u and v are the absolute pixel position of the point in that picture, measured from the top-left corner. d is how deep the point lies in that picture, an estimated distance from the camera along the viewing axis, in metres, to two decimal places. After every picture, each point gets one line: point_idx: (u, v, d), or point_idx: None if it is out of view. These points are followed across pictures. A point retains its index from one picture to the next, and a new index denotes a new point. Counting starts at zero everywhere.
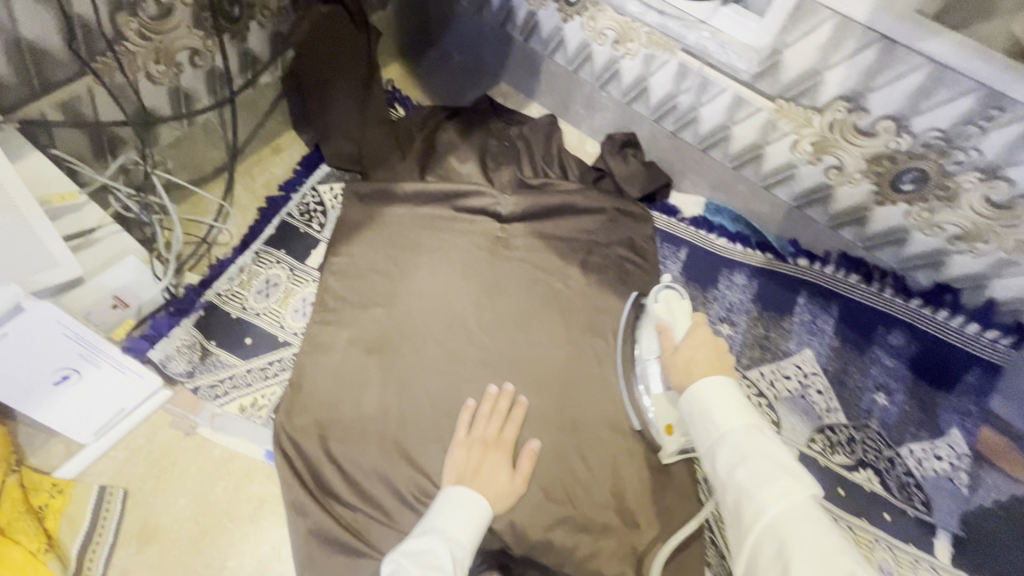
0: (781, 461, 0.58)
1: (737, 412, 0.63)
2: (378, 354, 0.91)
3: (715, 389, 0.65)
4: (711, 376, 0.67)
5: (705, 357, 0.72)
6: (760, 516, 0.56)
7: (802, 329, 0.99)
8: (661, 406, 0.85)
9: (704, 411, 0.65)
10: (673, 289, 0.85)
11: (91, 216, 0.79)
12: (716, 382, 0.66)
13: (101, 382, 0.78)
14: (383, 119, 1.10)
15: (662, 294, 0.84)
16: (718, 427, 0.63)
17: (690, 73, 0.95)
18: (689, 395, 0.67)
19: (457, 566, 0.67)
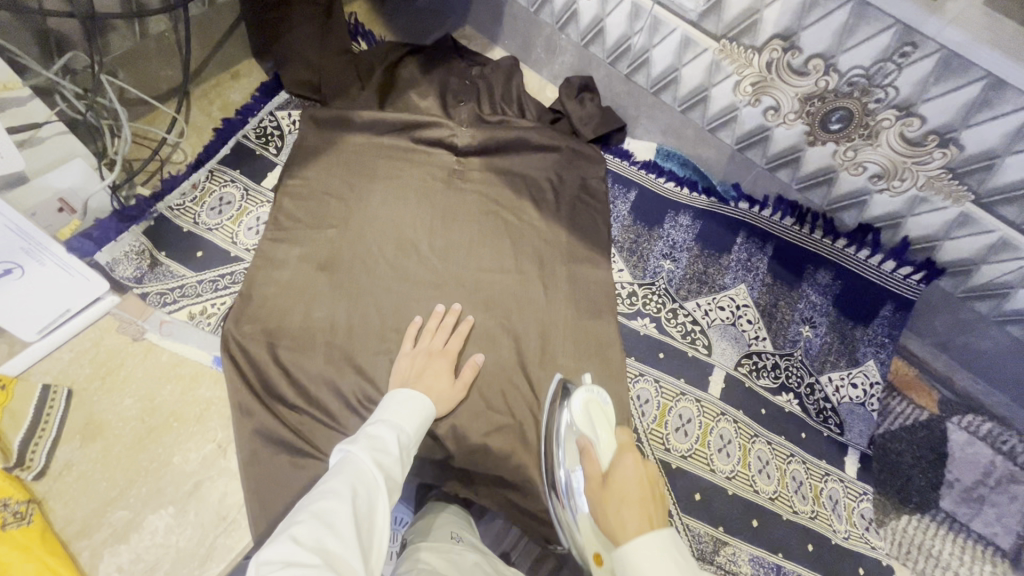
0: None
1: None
2: (330, 271, 0.94)
3: (648, 543, 0.59)
4: (647, 536, 0.60)
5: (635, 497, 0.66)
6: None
7: (738, 265, 1.05)
8: (586, 527, 0.77)
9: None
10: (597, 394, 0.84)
11: (38, 113, 0.78)
12: (654, 537, 0.60)
13: (46, 278, 0.78)
14: (344, 49, 1.11)
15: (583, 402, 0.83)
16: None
17: (642, 13, 0.99)
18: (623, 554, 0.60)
19: (404, 451, 0.71)
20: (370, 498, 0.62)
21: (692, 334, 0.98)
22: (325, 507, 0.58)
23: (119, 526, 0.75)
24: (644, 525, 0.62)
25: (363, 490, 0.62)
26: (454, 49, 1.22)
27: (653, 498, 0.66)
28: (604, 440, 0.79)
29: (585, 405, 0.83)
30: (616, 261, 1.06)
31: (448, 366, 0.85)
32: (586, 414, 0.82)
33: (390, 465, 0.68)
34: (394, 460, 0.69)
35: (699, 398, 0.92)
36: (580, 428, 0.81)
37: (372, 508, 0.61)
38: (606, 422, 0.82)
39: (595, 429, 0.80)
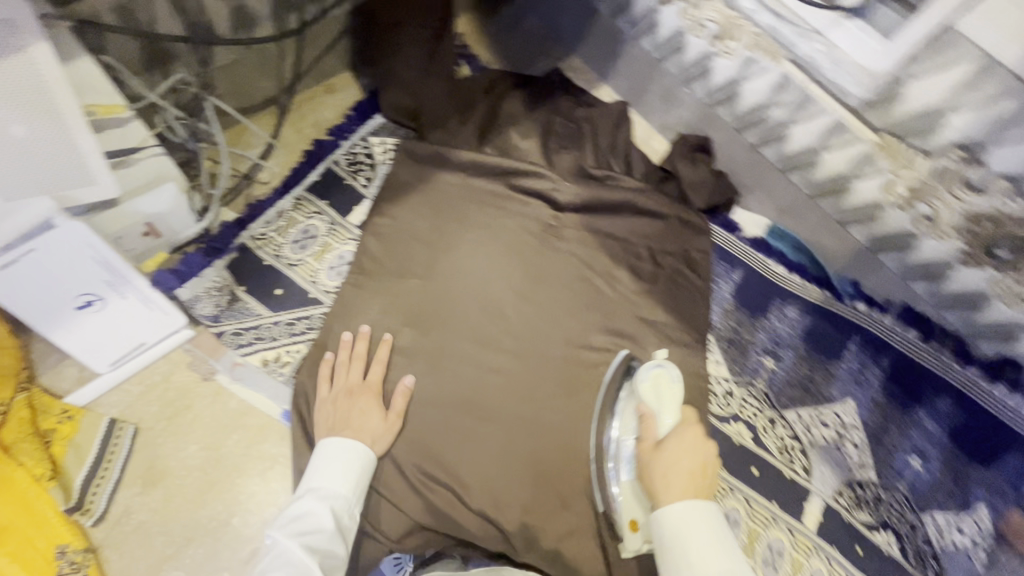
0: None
1: (714, 546, 0.64)
2: (412, 327, 0.88)
3: (688, 509, 0.66)
4: (691, 505, 0.67)
5: (687, 468, 0.70)
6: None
7: (847, 375, 0.95)
8: (627, 496, 0.78)
9: (681, 539, 0.65)
10: (664, 367, 0.84)
11: (134, 135, 0.72)
12: (698, 508, 0.66)
13: (126, 313, 0.74)
14: (446, 75, 1.02)
15: (651, 372, 0.82)
16: (692, 561, 0.63)
17: (791, 86, 0.87)
18: (663, 513, 0.67)
19: (340, 519, 0.69)
20: None
21: (791, 453, 0.92)
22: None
23: None
24: (689, 492, 0.68)
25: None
26: (561, 85, 1.13)
27: (703, 472, 0.70)
28: (667, 416, 0.78)
29: (654, 379, 0.82)
30: (712, 352, 0.98)
31: (375, 403, 0.79)
32: (653, 387, 0.82)
33: (325, 543, 0.65)
34: (329, 536, 0.66)
35: (792, 529, 0.86)
36: (645, 399, 0.80)
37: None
38: (672, 401, 0.80)
39: (660, 403, 0.80)
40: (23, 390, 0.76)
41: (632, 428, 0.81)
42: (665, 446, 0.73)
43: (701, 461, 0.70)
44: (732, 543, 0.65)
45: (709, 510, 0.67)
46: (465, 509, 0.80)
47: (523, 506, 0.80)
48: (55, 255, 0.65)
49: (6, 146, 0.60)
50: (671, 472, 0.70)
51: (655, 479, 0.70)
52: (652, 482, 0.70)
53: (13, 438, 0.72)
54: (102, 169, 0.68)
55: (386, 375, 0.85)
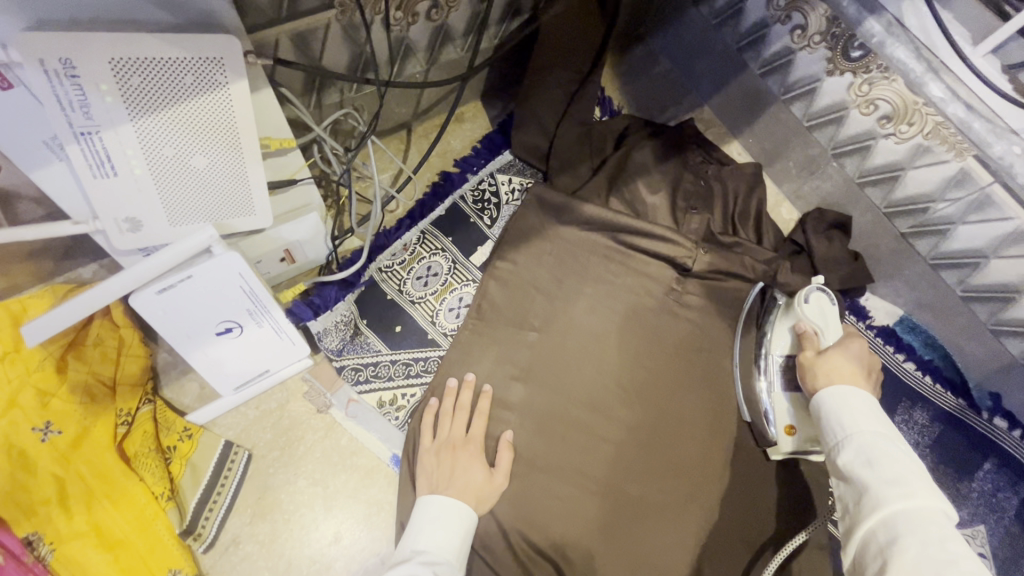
0: (913, 468, 0.61)
1: (870, 417, 0.67)
2: (526, 382, 0.85)
3: (842, 391, 0.72)
4: (846, 386, 0.73)
5: (848, 369, 0.76)
6: (880, 509, 0.59)
7: (980, 499, 0.88)
8: (782, 403, 0.85)
9: (834, 411, 0.70)
10: (823, 292, 0.88)
11: (293, 165, 0.71)
12: (851, 390, 0.72)
13: (259, 340, 0.74)
14: (583, 119, 0.98)
15: (815, 294, 0.87)
16: (848, 428, 0.68)
17: (969, 183, 0.81)
18: (821, 395, 0.73)
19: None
20: None
21: None
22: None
23: None
24: (849, 383, 0.74)
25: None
26: (695, 138, 1.08)
27: (865, 375, 0.77)
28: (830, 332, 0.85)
29: (816, 300, 0.87)
30: None
31: (479, 458, 0.75)
32: (816, 305, 0.87)
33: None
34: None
35: None
36: (807, 316, 0.86)
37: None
38: (834, 316, 0.86)
39: (822, 319, 0.86)
40: (149, 401, 0.76)
41: (784, 344, 0.89)
42: (826, 353, 0.80)
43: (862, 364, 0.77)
44: (889, 422, 0.68)
45: (865, 394, 0.71)
46: None
47: None
48: (208, 283, 0.64)
49: (186, 175, 0.60)
50: (833, 373, 0.76)
51: (814, 377, 0.78)
52: (813, 382, 0.78)
53: (136, 451, 0.72)
54: (264, 201, 0.66)
55: (492, 431, 0.81)
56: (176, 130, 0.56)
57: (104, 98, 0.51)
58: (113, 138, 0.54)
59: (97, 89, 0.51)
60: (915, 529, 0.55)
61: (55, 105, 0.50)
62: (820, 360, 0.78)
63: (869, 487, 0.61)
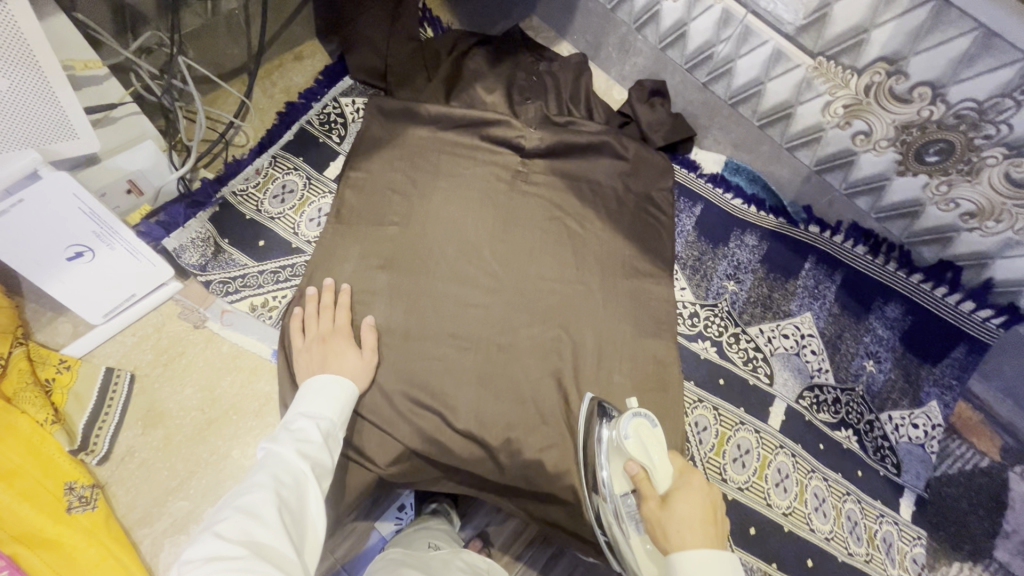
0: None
1: None
2: (389, 269, 0.92)
3: (706, 562, 0.55)
4: (712, 553, 0.56)
5: (699, 522, 0.59)
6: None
7: (805, 293, 1.02)
8: (641, 557, 0.72)
9: None
10: (642, 413, 0.72)
11: (112, 94, 0.76)
12: (714, 556, 0.56)
13: (116, 264, 0.78)
14: (412, 36, 1.07)
15: (632, 422, 0.69)
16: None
17: (733, 21, 0.93)
18: (683, 562, 0.56)
19: (328, 437, 0.70)
20: (300, 491, 0.60)
21: (754, 362, 0.97)
22: (250, 500, 0.56)
23: (179, 516, 0.76)
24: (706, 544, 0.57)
25: (286, 478, 0.60)
26: (523, 42, 1.17)
27: (714, 516, 0.61)
28: (659, 466, 0.66)
29: (635, 429, 0.70)
30: (678, 279, 1.03)
31: (347, 343, 0.82)
32: (640, 439, 0.69)
33: (316, 452, 0.66)
34: (318, 447, 0.67)
35: (758, 429, 0.92)
36: (631, 453, 0.67)
37: (300, 495, 0.60)
38: (660, 446, 0.69)
39: (649, 454, 0.67)
40: (20, 345, 0.78)
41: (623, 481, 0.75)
42: (669, 504, 0.61)
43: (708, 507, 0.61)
44: None
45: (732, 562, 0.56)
46: (450, 431, 0.84)
47: (505, 423, 0.85)
48: (43, 206, 0.68)
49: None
50: (682, 530, 0.59)
51: (660, 537, 0.59)
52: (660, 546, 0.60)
53: (14, 390, 0.75)
54: (84, 125, 0.71)
55: (359, 319, 0.88)
56: None
57: None
58: None
59: None
60: None
61: None
62: (671, 520, 0.59)
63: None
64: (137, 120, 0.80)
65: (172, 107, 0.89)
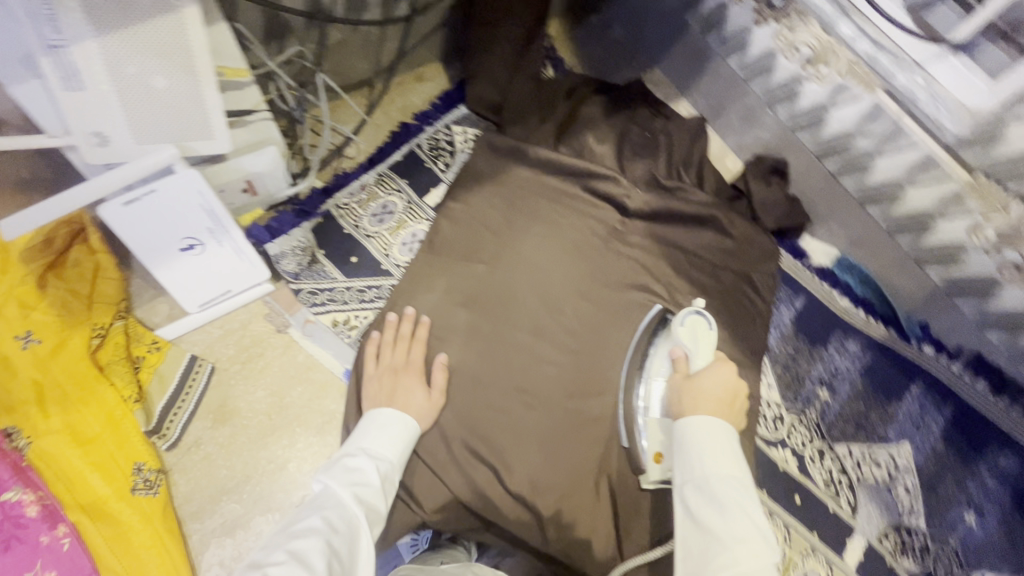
0: (759, 523, 0.59)
1: (729, 461, 0.64)
2: (471, 308, 0.91)
3: (708, 425, 0.66)
4: (711, 419, 0.67)
5: (716, 397, 0.70)
6: (725, 565, 0.57)
7: (907, 419, 0.93)
8: (654, 429, 0.81)
9: (694, 447, 0.65)
10: (703, 315, 0.80)
11: (251, 99, 0.79)
12: (714, 424, 0.66)
13: (220, 260, 0.81)
14: (533, 75, 1.06)
15: (689, 318, 0.79)
16: (704, 468, 0.63)
17: (882, 116, 0.86)
18: (688, 424, 0.67)
19: (385, 481, 0.69)
20: (351, 540, 0.60)
21: (836, 486, 0.89)
22: (302, 545, 0.55)
23: (229, 518, 0.78)
24: (714, 414, 0.68)
25: (339, 526, 0.60)
26: (642, 96, 1.14)
27: (732, 402, 0.71)
28: (700, 357, 0.77)
29: (691, 323, 0.79)
30: (767, 375, 0.95)
31: (418, 381, 0.81)
32: (691, 330, 0.79)
33: (370, 498, 0.66)
34: (375, 492, 0.67)
35: (830, 561, 0.85)
36: (679, 340, 0.79)
37: (350, 544, 0.60)
38: (708, 348, 0.78)
39: (696, 345, 0.78)
40: (122, 318, 0.83)
41: (664, 368, 0.84)
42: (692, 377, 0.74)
43: (730, 390, 0.71)
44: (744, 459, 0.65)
45: (729, 430, 0.66)
46: (503, 490, 0.81)
47: (559, 493, 0.81)
48: (170, 198, 0.71)
49: (151, 96, 0.67)
50: (699, 398, 0.70)
51: (681, 399, 0.72)
52: (677, 405, 0.72)
53: (108, 361, 0.79)
54: (222, 126, 0.73)
55: (431, 354, 0.87)
56: (143, 51, 0.64)
57: (72, 14, 0.59)
58: (79, 53, 0.61)
59: (64, 6, 0.58)
60: None
61: (30, 21, 0.58)
62: (690, 384, 0.72)
63: (719, 538, 0.59)
64: (265, 126, 0.83)
65: (302, 119, 0.94)
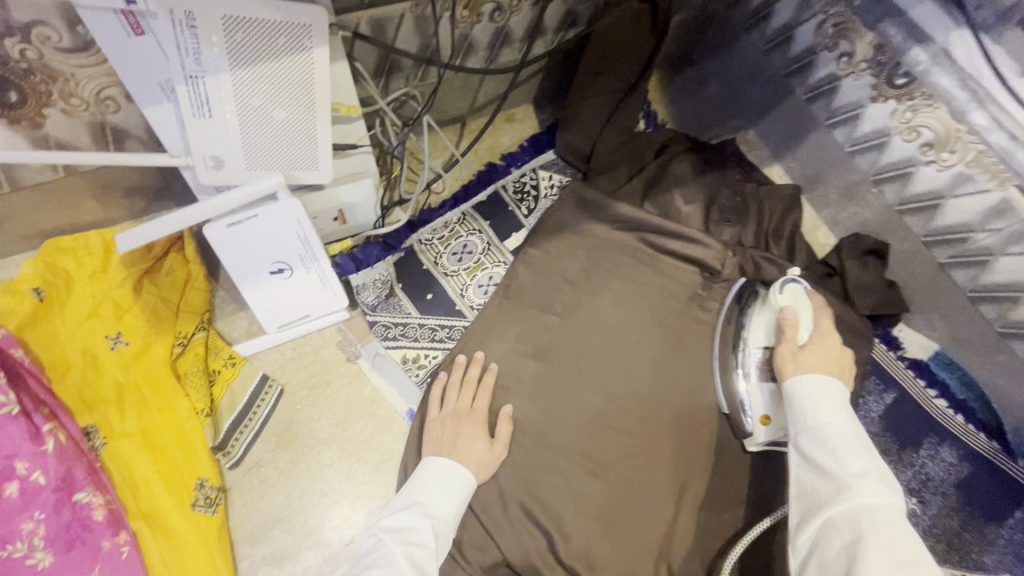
0: (876, 463, 0.61)
1: (839, 410, 0.66)
2: (540, 361, 0.88)
3: (814, 382, 0.69)
4: (818, 378, 0.69)
5: (820, 365, 0.72)
6: (844, 498, 0.59)
7: (1009, 548, 0.84)
8: (756, 394, 0.83)
9: (803, 400, 0.68)
10: (799, 282, 0.84)
11: (356, 132, 0.81)
12: (821, 380, 0.69)
13: (306, 284, 0.82)
14: (628, 127, 1.03)
15: (787, 285, 0.82)
16: (815, 416, 0.66)
17: (1011, 215, 0.80)
18: (796, 382, 0.70)
19: (439, 542, 0.67)
20: None
21: None
22: None
23: (279, 548, 0.78)
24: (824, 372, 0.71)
25: None
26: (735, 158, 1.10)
27: (839, 369, 0.72)
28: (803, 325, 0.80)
29: (789, 291, 0.82)
30: None
31: (481, 430, 0.79)
32: (790, 297, 0.82)
33: (424, 561, 0.64)
34: (428, 554, 0.65)
35: None
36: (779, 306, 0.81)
37: None
38: (809, 314, 0.80)
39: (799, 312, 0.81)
40: (203, 328, 0.85)
41: (762, 335, 0.85)
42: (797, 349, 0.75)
43: (833, 353, 0.73)
44: (854, 414, 0.67)
45: (838, 387, 0.69)
46: (557, 562, 0.77)
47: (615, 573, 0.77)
48: (270, 223, 0.73)
49: (268, 126, 0.69)
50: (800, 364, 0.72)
51: (780, 366, 0.75)
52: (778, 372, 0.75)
53: (186, 369, 0.81)
54: (327, 158, 0.75)
55: (496, 404, 0.84)
56: (267, 85, 0.66)
57: (212, 49, 0.61)
58: (213, 83, 0.64)
59: (208, 41, 0.61)
60: (874, 525, 0.56)
61: (174, 52, 0.61)
62: (790, 352, 0.74)
63: (834, 475, 0.61)
64: (364, 158, 0.84)
65: (399, 155, 0.95)
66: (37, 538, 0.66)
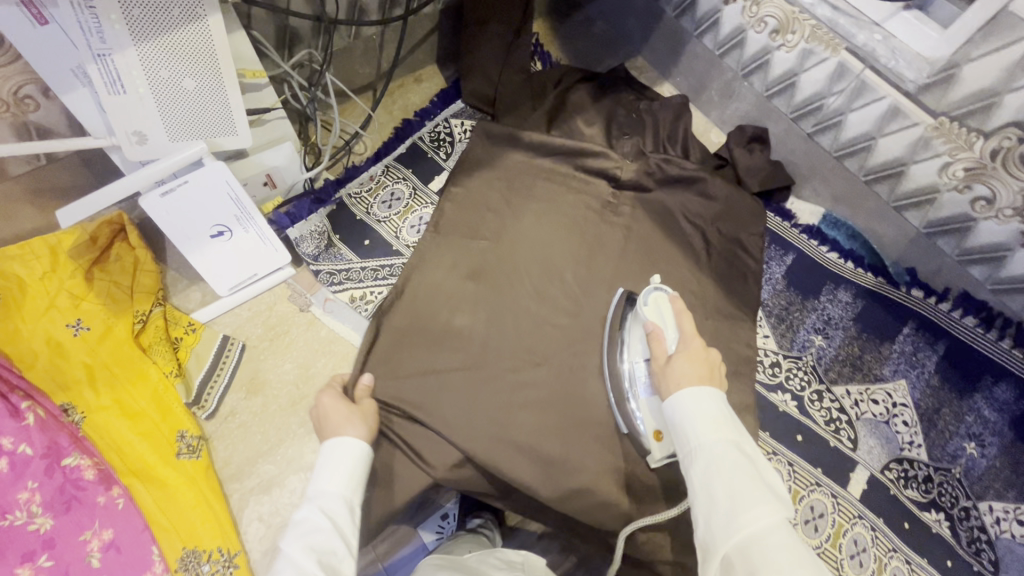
0: (761, 483, 0.60)
1: (720, 427, 0.65)
2: (477, 281, 0.97)
3: (691, 399, 0.68)
4: (695, 391, 0.69)
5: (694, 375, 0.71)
6: (734, 529, 0.57)
7: (901, 359, 0.97)
8: (646, 411, 0.83)
9: (685, 421, 0.67)
10: (662, 290, 0.84)
11: (268, 99, 0.88)
12: (699, 394, 0.68)
13: (246, 244, 0.89)
14: (523, 68, 1.12)
15: (650, 296, 0.82)
16: (698, 438, 0.65)
17: (848, 75, 0.92)
18: (674, 401, 0.69)
19: (338, 518, 0.66)
20: None
21: (837, 423, 0.95)
22: None
23: (265, 479, 0.86)
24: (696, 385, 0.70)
25: None
26: (626, 81, 1.21)
27: (710, 375, 0.72)
28: (671, 336, 0.79)
29: (654, 301, 0.82)
30: (762, 327, 1.01)
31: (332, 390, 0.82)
32: (655, 308, 0.82)
33: (325, 542, 0.63)
34: (328, 534, 0.64)
35: (836, 494, 0.90)
36: (647, 321, 0.81)
37: None
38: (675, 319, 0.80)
39: (666, 324, 0.80)
40: (160, 305, 0.91)
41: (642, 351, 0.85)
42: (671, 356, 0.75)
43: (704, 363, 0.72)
44: (737, 425, 0.67)
45: (716, 399, 0.68)
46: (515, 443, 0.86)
47: (568, 442, 0.86)
48: (201, 188, 0.80)
49: (181, 96, 0.76)
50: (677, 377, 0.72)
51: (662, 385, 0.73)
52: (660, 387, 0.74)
53: (150, 342, 0.87)
54: (244, 123, 0.82)
55: (447, 319, 0.94)
56: (171, 55, 0.73)
57: (115, 26, 0.68)
58: (121, 59, 0.70)
59: (109, 19, 0.67)
60: (764, 553, 0.55)
61: (79, 32, 0.67)
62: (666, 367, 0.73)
63: (722, 506, 0.59)
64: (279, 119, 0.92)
65: (313, 116, 1.02)
66: (35, 504, 0.73)
